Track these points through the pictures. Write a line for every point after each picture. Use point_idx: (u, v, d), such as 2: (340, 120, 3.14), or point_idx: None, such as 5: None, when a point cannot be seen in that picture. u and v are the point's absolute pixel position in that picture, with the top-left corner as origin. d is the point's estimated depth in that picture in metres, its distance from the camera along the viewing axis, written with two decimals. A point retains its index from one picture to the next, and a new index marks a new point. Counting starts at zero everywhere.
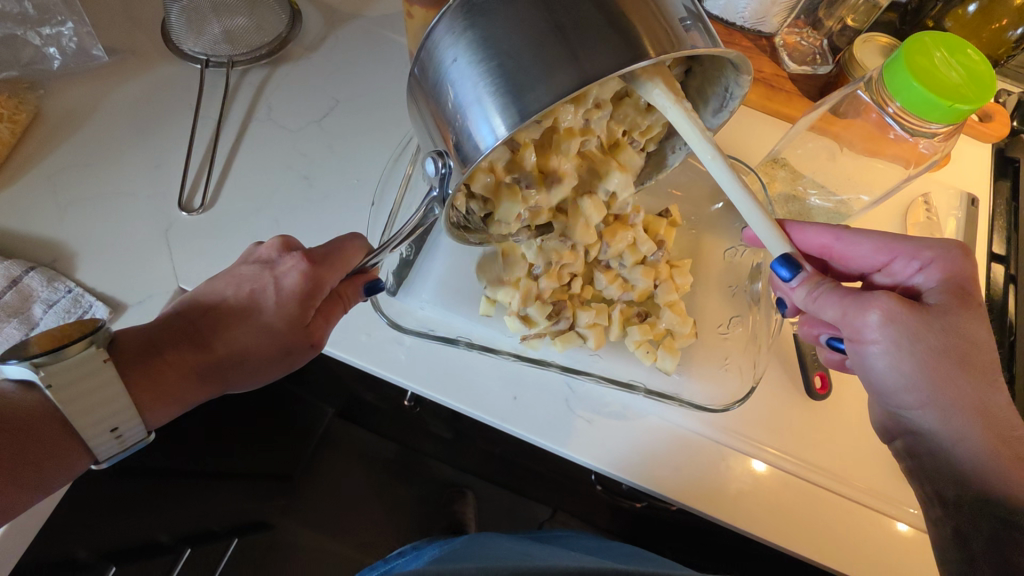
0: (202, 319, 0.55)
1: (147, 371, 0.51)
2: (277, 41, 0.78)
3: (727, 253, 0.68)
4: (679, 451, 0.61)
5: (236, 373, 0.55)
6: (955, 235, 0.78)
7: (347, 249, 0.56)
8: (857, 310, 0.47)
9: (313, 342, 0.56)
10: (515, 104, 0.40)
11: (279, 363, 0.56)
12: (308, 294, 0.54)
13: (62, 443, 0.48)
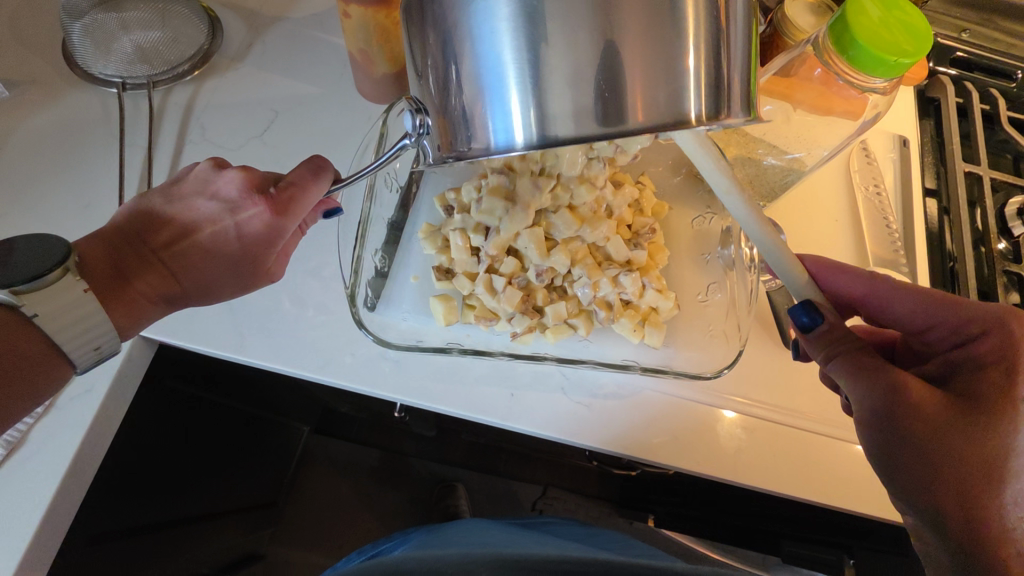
0: (160, 249, 0.53)
1: (119, 300, 0.52)
2: (199, 54, 0.72)
3: (696, 221, 0.69)
4: (676, 420, 0.63)
5: (201, 300, 0.56)
6: (893, 177, 0.83)
7: (314, 185, 0.52)
8: (874, 390, 0.45)
9: (274, 273, 0.58)
10: (539, 122, 0.37)
11: (243, 290, 0.58)
12: (272, 239, 0.53)
13: (44, 361, 0.48)
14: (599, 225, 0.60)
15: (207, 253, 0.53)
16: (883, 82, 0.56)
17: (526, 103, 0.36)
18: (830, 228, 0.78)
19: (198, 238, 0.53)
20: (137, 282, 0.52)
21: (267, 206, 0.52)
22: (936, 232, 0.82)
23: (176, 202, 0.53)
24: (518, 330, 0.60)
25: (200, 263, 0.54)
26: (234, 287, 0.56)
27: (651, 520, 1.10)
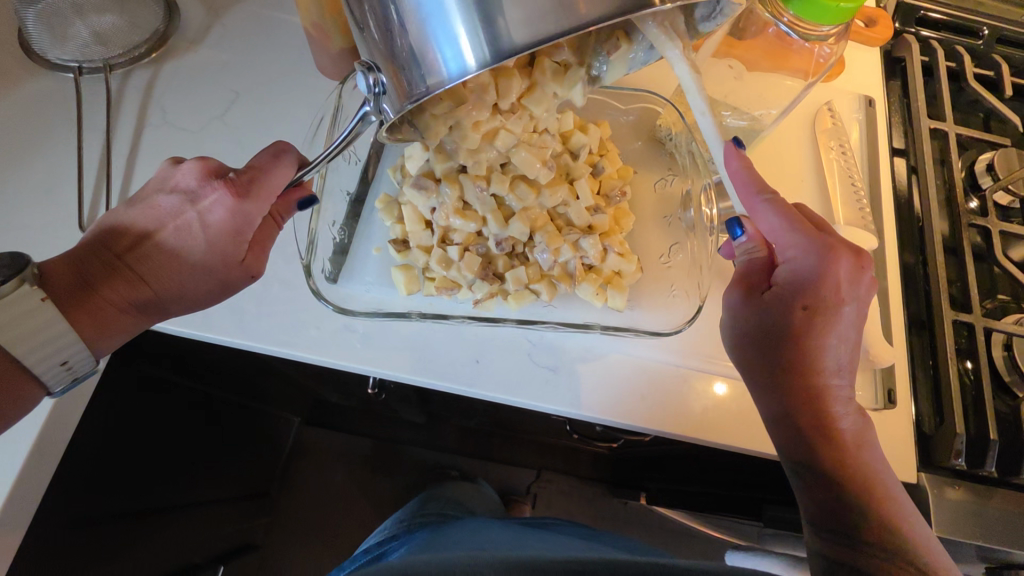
0: (128, 254, 0.51)
1: (86, 309, 0.50)
2: (155, 38, 0.72)
3: (658, 184, 0.70)
4: (642, 379, 0.64)
5: (176, 305, 0.54)
6: (858, 138, 0.83)
7: (277, 170, 0.51)
8: (741, 315, 0.54)
9: (253, 272, 0.56)
10: (491, 37, 0.37)
11: (220, 290, 0.56)
12: (240, 227, 0.52)
13: (12, 377, 0.48)
14: (559, 190, 0.60)
15: (175, 250, 0.52)
16: (831, 30, 0.57)
17: (473, 27, 0.37)
18: (792, 188, 0.80)
19: (164, 238, 0.52)
20: (103, 288, 0.50)
21: (229, 192, 0.50)
22: (905, 191, 0.82)
23: (139, 208, 0.53)
24: (479, 297, 0.60)
25: (166, 262, 0.52)
26: (211, 287, 0.54)
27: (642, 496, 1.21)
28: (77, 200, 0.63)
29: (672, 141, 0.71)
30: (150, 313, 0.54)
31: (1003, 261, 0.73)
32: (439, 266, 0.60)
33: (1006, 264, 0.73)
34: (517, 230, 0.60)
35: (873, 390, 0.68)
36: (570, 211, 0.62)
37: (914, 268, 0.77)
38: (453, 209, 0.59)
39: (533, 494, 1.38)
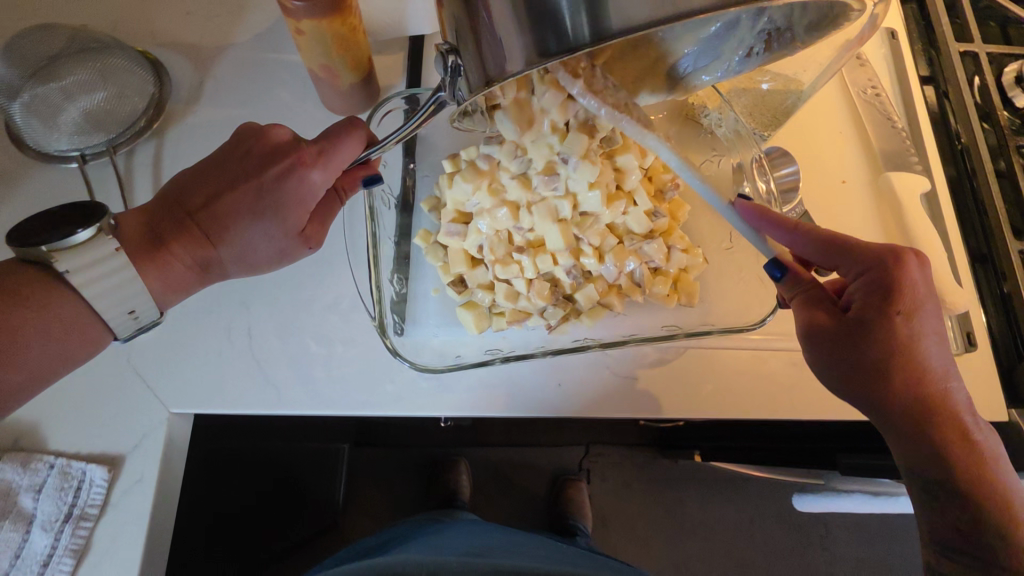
0: (199, 211, 0.51)
1: (153, 261, 0.49)
2: (153, 105, 0.68)
3: (704, 167, 0.67)
4: (724, 371, 0.64)
5: (237, 269, 0.54)
6: (886, 74, 0.80)
7: (345, 143, 0.50)
8: (818, 348, 0.48)
9: (311, 244, 0.55)
10: (592, 15, 0.33)
11: (280, 261, 0.55)
12: (306, 196, 0.51)
13: (84, 324, 0.47)
14: (618, 204, 0.57)
15: (242, 212, 0.50)
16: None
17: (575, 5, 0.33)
18: (835, 141, 0.76)
19: (232, 198, 0.51)
20: (171, 245, 0.50)
21: (299, 161, 0.50)
22: (940, 120, 0.80)
23: (209, 169, 0.52)
24: (552, 322, 0.58)
25: (232, 224, 0.50)
26: (271, 256, 0.54)
27: (698, 456, 1.19)
28: None
29: (711, 118, 0.67)
30: (211, 273, 0.53)
31: None
32: (508, 300, 0.58)
33: None
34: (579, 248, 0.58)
35: (951, 336, 0.68)
36: (630, 219, 0.59)
37: (965, 200, 0.76)
38: (505, 236, 0.59)
39: (585, 471, 1.35)
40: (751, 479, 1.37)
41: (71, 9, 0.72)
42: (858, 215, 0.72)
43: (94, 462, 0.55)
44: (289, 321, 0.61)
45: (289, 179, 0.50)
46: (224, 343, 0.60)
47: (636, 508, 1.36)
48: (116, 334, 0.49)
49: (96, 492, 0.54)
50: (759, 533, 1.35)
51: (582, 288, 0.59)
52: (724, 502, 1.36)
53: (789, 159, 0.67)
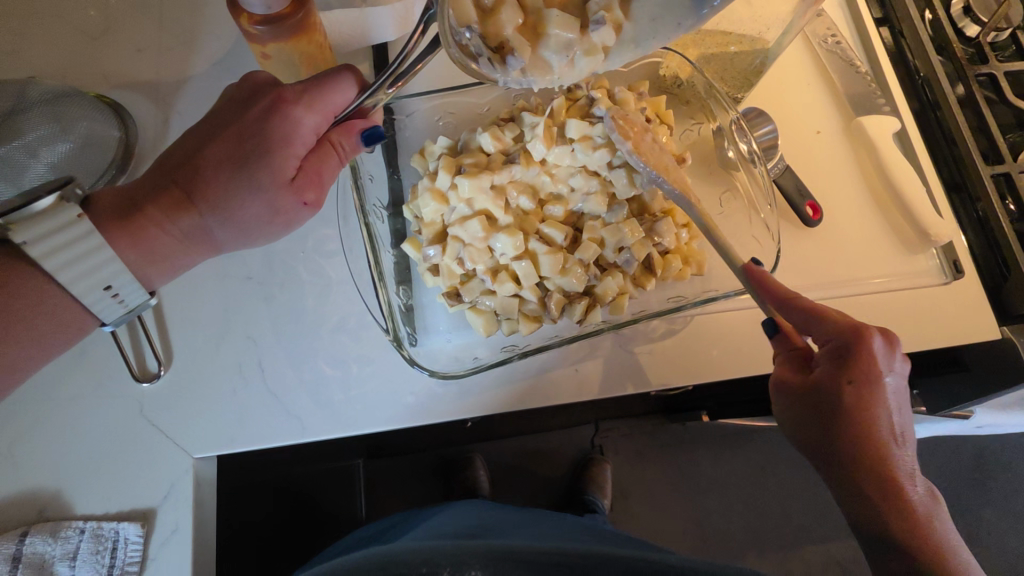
0: (179, 171, 0.51)
1: (126, 229, 0.49)
2: (121, 147, 0.66)
3: (685, 136, 0.69)
4: (730, 332, 0.65)
5: (222, 231, 0.52)
6: (842, 20, 0.82)
7: (332, 88, 0.49)
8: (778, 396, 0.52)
9: (306, 200, 0.53)
10: None
11: (272, 220, 0.53)
12: (288, 140, 0.49)
13: (56, 301, 0.48)
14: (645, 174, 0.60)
15: (223, 164, 0.50)
16: None
17: None
18: (803, 93, 0.77)
19: (213, 153, 0.50)
20: (149, 209, 0.50)
21: (283, 99, 0.49)
22: (898, 60, 0.82)
23: (195, 130, 0.52)
24: (578, 316, 0.58)
25: (212, 179, 0.50)
26: (263, 215, 0.52)
27: (703, 415, 1.20)
28: (117, 351, 0.59)
29: (684, 87, 0.68)
30: (196, 239, 0.52)
31: (1014, 101, 0.73)
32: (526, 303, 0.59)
33: (1018, 103, 0.73)
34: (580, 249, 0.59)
35: (938, 266, 0.70)
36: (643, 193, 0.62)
37: (934, 135, 0.77)
38: (483, 245, 0.58)
39: (597, 447, 1.38)
40: (757, 430, 1.41)
41: (17, 61, 0.69)
42: (834, 162, 0.74)
43: (125, 520, 0.55)
44: (298, 349, 0.61)
45: (271, 125, 0.49)
46: (236, 380, 0.60)
47: (654, 474, 1.39)
48: (97, 316, 0.51)
49: (134, 548, 0.54)
50: (772, 479, 1.39)
51: (601, 281, 0.59)
52: (734, 456, 1.40)
53: (765, 118, 0.68)
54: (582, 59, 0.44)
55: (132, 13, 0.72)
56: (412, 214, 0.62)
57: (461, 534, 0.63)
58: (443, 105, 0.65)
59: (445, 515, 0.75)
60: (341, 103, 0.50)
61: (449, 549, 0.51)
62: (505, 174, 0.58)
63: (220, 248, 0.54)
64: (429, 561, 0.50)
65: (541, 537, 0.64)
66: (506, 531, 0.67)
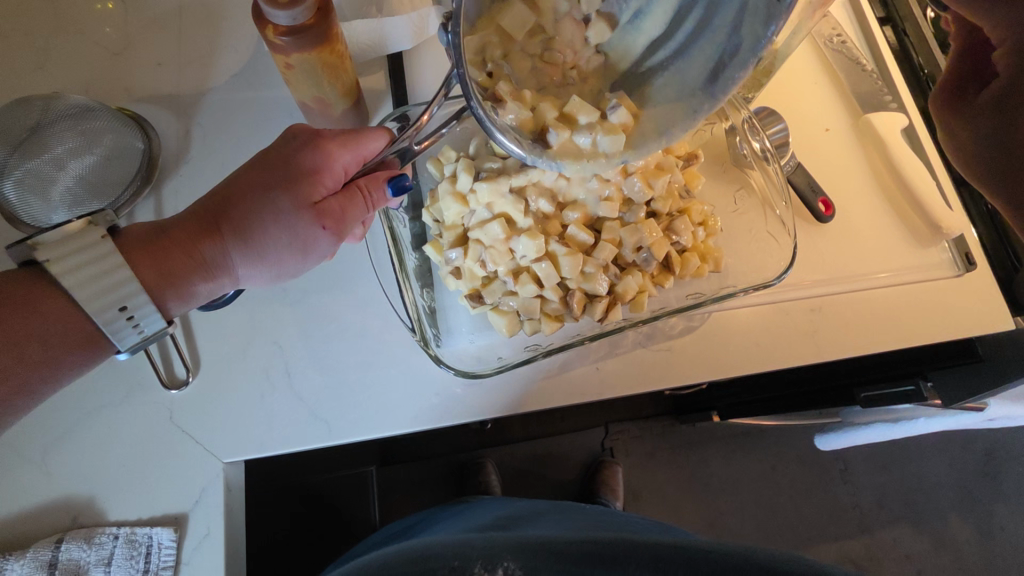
0: (206, 200, 0.52)
1: (149, 251, 0.49)
2: (145, 159, 0.67)
3: (697, 136, 0.70)
4: (746, 328, 0.66)
5: (243, 256, 0.52)
6: (844, 21, 0.83)
7: (367, 134, 0.53)
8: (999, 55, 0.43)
9: (326, 226, 0.52)
10: None
11: (296, 248, 0.53)
12: (320, 169, 0.51)
13: (69, 322, 0.47)
14: (662, 177, 0.61)
15: (249, 188, 0.51)
16: None
17: None
18: (812, 92, 0.78)
19: (239, 180, 0.52)
20: (178, 232, 0.50)
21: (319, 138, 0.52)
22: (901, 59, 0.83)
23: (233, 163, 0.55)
24: (599, 314, 0.59)
25: (239, 202, 0.51)
26: (288, 243, 0.52)
27: (715, 415, 1.21)
28: (145, 359, 0.60)
29: None
30: (215, 264, 0.52)
31: None
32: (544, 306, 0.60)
33: None
34: (600, 250, 0.60)
35: (950, 258, 0.71)
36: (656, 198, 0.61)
37: None
38: (504, 247, 0.59)
39: (609, 450, 1.38)
40: (767, 429, 1.41)
41: (39, 78, 0.71)
42: (844, 159, 0.76)
43: (158, 525, 0.55)
44: (323, 354, 0.62)
45: (305, 156, 0.51)
46: (262, 384, 0.60)
47: (665, 475, 1.39)
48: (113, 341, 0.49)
49: (167, 553, 0.55)
50: (783, 478, 1.40)
51: (622, 280, 0.60)
52: (745, 456, 1.40)
53: (776, 117, 0.69)
54: (605, 138, 0.46)
55: (150, 28, 0.74)
56: (431, 218, 0.63)
57: (488, 526, 0.64)
58: (460, 111, 0.66)
59: (477, 511, 0.75)
60: (373, 149, 0.53)
61: (483, 542, 0.51)
62: (523, 178, 0.58)
63: (237, 277, 0.54)
64: (460, 554, 0.49)
65: (574, 527, 0.65)
66: (539, 522, 0.67)
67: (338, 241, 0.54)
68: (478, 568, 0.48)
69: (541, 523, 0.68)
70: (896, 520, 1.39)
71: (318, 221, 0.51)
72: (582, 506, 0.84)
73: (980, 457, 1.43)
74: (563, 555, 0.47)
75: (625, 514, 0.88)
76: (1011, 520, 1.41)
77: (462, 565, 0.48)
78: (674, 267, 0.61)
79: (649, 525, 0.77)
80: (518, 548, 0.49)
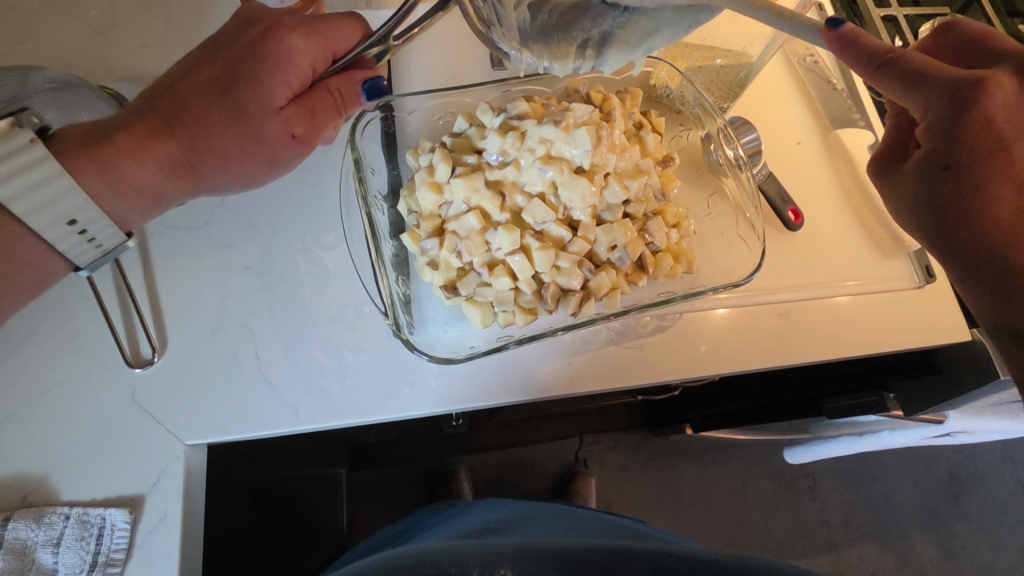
0: (161, 99, 0.52)
1: (91, 153, 0.49)
2: None
3: (674, 142, 0.72)
4: (717, 329, 0.67)
5: (207, 163, 0.52)
6: None
7: (334, 27, 0.51)
8: (941, 101, 0.43)
9: (295, 133, 0.52)
10: None
11: (257, 155, 0.53)
12: (283, 66, 0.50)
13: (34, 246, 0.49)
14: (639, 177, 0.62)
15: (203, 93, 0.51)
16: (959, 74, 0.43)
17: None
18: (786, 107, 0.81)
19: (197, 81, 0.52)
20: (131, 137, 0.50)
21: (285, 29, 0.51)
22: None
23: (187, 60, 0.54)
24: (573, 309, 0.59)
25: (194, 107, 0.51)
26: (253, 150, 0.52)
27: (687, 427, 1.21)
28: (111, 337, 0.59)
29: (673, 96, 0.71)
30: (177, 171, 0.53)
31: None
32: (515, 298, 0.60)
33: None
34: (575, 246, 0.60)
35: (912, 271, 0.73)
36: (631, 198, 0.62)
37: None
38: (480, 239, 0.59)
39: (582, 461, 1.38)
40: (738, 444, 1.43)
41: (19, 53, 0.70)
42: (814, 171, 0.78)
43: (112, 506, 0.54)
44: (295, 338, 0.61)
45: (265, 52, 0.50)
46: (228, 366, 0.60)
47: (637, 488, 1.39)
48: (71, 258, 0.52)
49: (120, 535, 0.53)
50: (753, 494, 1.41)
51: (596, 275, 0.60)
52: (717, 470, 1.41)
53: (749, 127, 0.72)
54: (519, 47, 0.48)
55: (136, 10, 0.74)
56: (408, 208, 0.63)
57: (480, 532, 0.64)
58: (442, 104, 0.67)
59: (467, 515, 0.73)
60: (339, 39, 0.51)
61: (476, 549, 0.49)
62: (499, 173, 0.60)
63: (202, 186, 0.55)
64: (457, 560, 0.47)
65: (566, 535, 0.64)
66: (528, 528, 0.67)
67: (308, 150, 0.55)
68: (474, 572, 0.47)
69: (533, 528, 0.67)
70: (862, 538, 1.41)
71: (283, 128, 0.52)
72: (572, 511, 0.84)
73: (945, 478, 1.47)
74: (561, 561, 0.46)
75: (619, 518, 0.88)
76: (973, 542, 1.43)
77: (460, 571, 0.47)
78: (651, 264, 0.62)
79: (641, 530, 0.76)
80: (517, 555, 0.48)
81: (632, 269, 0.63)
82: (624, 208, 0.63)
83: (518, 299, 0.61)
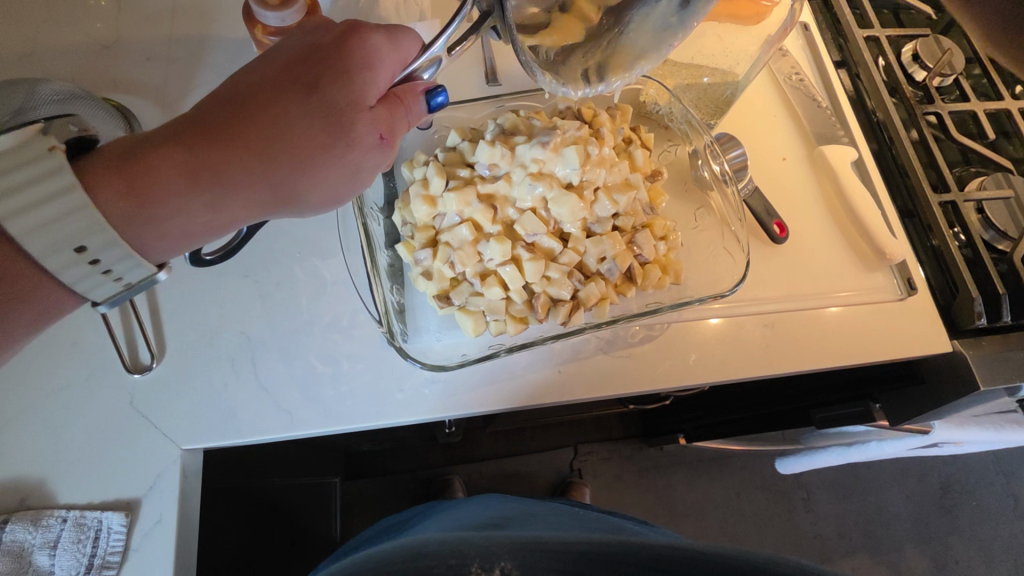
0: (220, 107, 0.48)
1: (127, 166, 0.45)
2: None
3: (663, 156, 0.74)
4: (703, 339, 0.69)
5: (275, 171, 0.48)
6: (806, 64, 0.89)
7: (408, 35, 0.50)
8: None
9: (381, 136, 0.49)
10: None
11: (338, 160, 0.49)
12: (370, 63, 0.48)
13: None
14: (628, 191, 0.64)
15: (272, 97, 0.48)
16: None
17: None
18: (773, 124, 0.84)
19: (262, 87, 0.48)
20: (194, 158, 0.46)
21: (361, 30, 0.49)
22: (856, 98, 0.87)
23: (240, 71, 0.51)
24: (562, 318, 0.61)
25: (260, 114, 0.47)
26: (333, 155, 0.48)
27: (681, 438, 1.22)
28: (110, 343, 0.60)
29: (662, 112, 0.74)
30: (240, 179, 0.47)
31: (957, 138, 0.80)
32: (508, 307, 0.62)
33: (960, 141, 0.80)
34: (565, 257, 0.62)
35: (895, 283, 0.75)
36: (620, 211, 0.64)
37: (889, 170, 0.83)
38: (473, 250, 0.61)
39: (576, 471, 1.38)
40: (730, 455, 1.44)
41: (24, 66, 0.72)
42: (799, 185, 0.81)
43: (109, 509, 0.55)
44: (291, 344, 0.63)
45: (350, 49, 0.48)
46: (224, 372, 0.61)
47: (631, 500, 1.40)
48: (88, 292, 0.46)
49: (116, 538, 0.54)
50: (747, 505, 1.42)
51: (585, 286, 0.62)
52: (710, 482, 1.42)
53: (735, 142, 0.74)
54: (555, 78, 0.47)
55: (140, 26, 0.76)
56: (403, 219, 0.65)
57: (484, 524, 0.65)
58: (439, 120, 0.69)
59: (469, 508, 0.75)
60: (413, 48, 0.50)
61: (476, 539, 0.50)
62: (492, 186, 0.62)
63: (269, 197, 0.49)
64: (457, 552, 0.48)
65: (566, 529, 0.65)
66: (528, 523, 0.67)
67: (389, 155, 0.51)
68: (475, 566, 0.48)
69: (534, 523, 0.67)
70: (855, 550, 1.41)
71: (367, 130, 0.48)
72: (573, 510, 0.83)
73: (936, 490, 1.48)
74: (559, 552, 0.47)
75: (619, 518, 0.87)
76: (966, 554, 1.44)
77: (460, 563, 0.48)
78: (640, 275, 0.64)
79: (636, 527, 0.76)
80: (515, 546, 0.49)
81: (620, 280, 0.64)
82: (613, 221, 0.65)
83: (511, 309, 0.62)
